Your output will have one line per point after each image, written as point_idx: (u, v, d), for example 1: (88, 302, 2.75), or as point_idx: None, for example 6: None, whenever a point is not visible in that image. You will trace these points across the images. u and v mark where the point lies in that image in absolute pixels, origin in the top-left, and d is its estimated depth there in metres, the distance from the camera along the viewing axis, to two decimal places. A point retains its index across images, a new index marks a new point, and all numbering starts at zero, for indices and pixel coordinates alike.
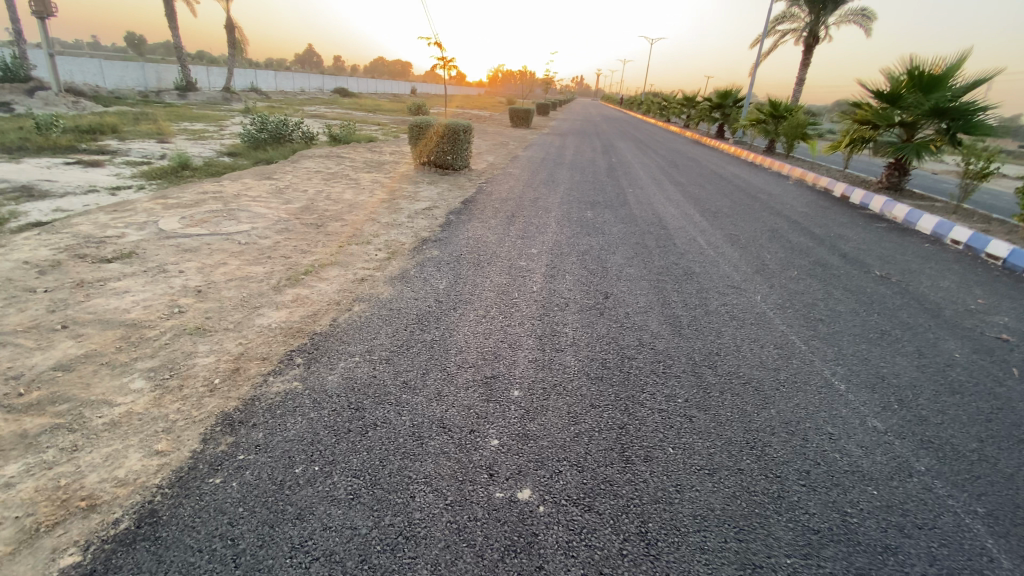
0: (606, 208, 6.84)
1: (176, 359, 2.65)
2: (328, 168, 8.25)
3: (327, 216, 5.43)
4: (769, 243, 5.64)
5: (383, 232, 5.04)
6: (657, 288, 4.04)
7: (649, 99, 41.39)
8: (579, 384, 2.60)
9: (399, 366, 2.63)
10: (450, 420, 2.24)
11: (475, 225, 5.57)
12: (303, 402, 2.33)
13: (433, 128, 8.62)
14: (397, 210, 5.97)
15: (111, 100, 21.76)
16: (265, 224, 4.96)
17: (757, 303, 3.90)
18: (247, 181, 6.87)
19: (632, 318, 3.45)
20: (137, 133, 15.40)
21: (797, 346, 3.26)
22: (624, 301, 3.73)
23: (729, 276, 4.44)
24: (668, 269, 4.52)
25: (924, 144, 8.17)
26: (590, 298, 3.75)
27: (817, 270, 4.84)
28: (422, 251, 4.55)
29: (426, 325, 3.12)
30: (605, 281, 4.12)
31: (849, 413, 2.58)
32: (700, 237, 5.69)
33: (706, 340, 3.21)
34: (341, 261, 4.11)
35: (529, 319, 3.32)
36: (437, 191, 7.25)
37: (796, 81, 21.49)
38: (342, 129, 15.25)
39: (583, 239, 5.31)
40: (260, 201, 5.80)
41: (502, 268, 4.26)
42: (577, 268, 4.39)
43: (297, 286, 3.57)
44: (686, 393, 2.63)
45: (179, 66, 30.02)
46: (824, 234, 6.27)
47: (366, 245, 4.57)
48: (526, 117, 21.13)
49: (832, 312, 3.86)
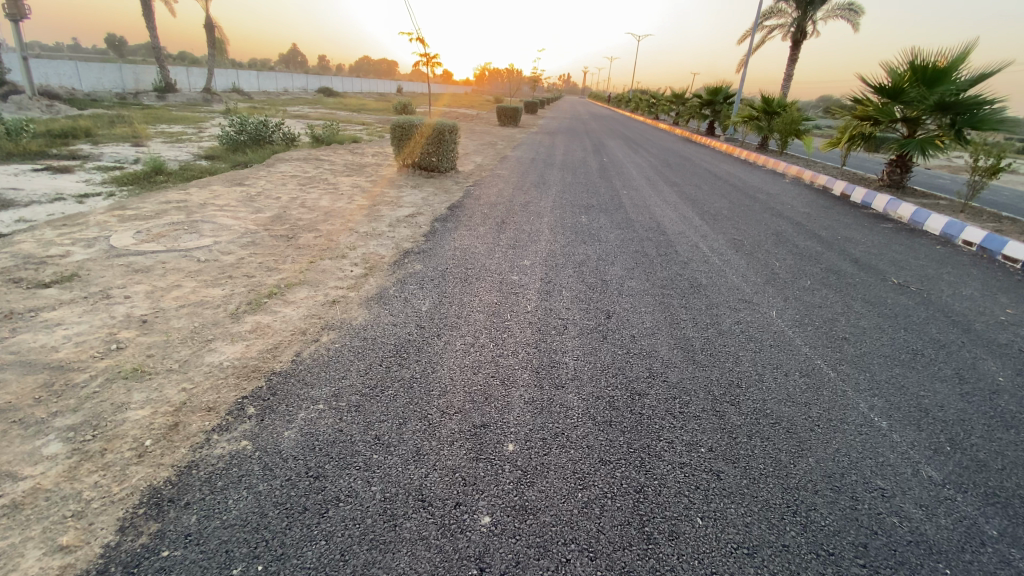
0: (601, 212, 6.46)
1: (105, 412, 2.21)
2: (306, 172, 7.78)
3: (300, 227, 4.99)
4: (775, 248, 5.30)
5: (362, 244, 4.62)
6: (663, 304, 3.66)
7: (637, 98, 41.06)
8: (585, 433, 2.21)
9: (371, 416, 2.22)
10: (431, 490, 1.85)
11: (463, 233, 5.17)
12: (252, 469, 1.92)
13: (417, 129, 8.19)
14: (378, 218, 5.54)
15: (87, 103, 20.99)
16: (232, 237, 4.51)
17: (774, 320, 3.53)
18: (216, 187, 6.40)
19: (638, 342, 3.07)
20: (111, 137, 14.76)
21: (826, 373, 2.90)
22: (629, 321, 3.35)
23: (739, 288, 4.08)
24: (672, 281, 4.15)
25: (928, 139, 7.90)
26: (592, 319, 3.36)
27: (830, 278, 4.50)
28: (404, 265, 4.14)
29: (405, 358, 2.71)
30: (605, 296, 3.74)
31: (900, 462, 2.23)
32: (703, 242, 5.34)
33: (724, 369, 2.84)
34: (311, 280, 3.68)
35: (523, 346, 2.93)
36: (422, 196, 6.82)
37: (784, 77, 21.35)
38: (324, 130, 14.70)
39: (579, 248, 4.92)
40: (228, 212, 5.33)
41: (492, 284, 3.87)
42: (574, 282, 4.00)
43: (258, 313, 3.14)
44: (710, 439, 2.24)
45: (157, 67, 29.18)
46: (831, 237, 5.94)
47: (342, 260, 4.15)
48: (515, 116, 20.71)
49: (856, 329, 3.51)
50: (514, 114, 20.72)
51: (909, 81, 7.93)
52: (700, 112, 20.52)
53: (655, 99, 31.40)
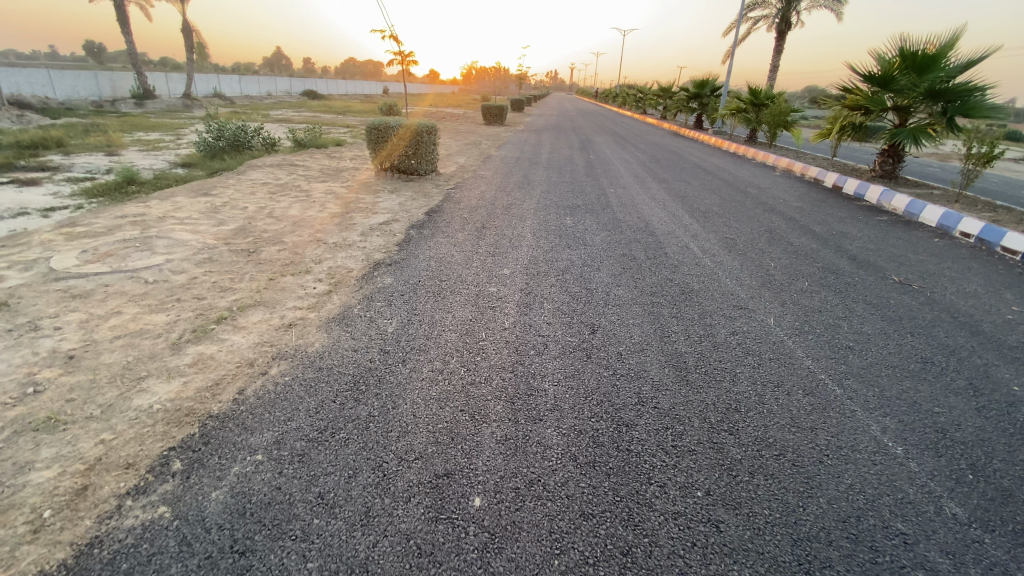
0: (587, 213, 6.17)
1: (4, 475, 1.90)
2: (278, 178, 7.43)
3: (263, 240, 4.66)
4: (769, 246, 5.05)
5: (328, 256, 4.30)
6: (652, 315, 3.38)
7: (623, 94, 40.94)
8: (564, 479, 1.92)
9: (316, 469, 1.93)
10: (379, 566, 1.55)
11: (439, 241, 4.86)
12: (166, 544, 1.62)
13: (393, 130, 7.85)
14: (349, 227, 5.22)
15: (62, 113, 20.39)
16: (187, 254, 4.18)
17: (771, 329, 3.26)
18: (180, 198, 6.05)
19: (626, 361, 2.78)
20: (84, 147, 14.25)
21: (832, 391, 2.63)
22: (616, 336, 3.06)
23: (733, 293, 3.81)
24: (662, 287, 3.88)
25: (920, 128, 7.68)
26: (575, 334, 3.07)
27: (828, 278, 4.24)
28: (372, 279, 3.83)
29: (362, 392, 2.41)
30: (590, 308, 3.46)
31: (920, 498, 1.95)
32: (694, 243, 5.06)
33: (721, 391, 2.56)
34: (267, 301, 3.38)
35: (498, 370, 2.63)
36: (400, 201, 6.50)
37: (770, 68, 21.21)
38: (304, 134, 14.29)
39: (562, 253, 4.63)
40: (187, 225, 4.99)
41: (467, 297, 3.57)
42: (556, 292, 3.71)
43: (202, 343, 2.84)
44: (707, 480, 1.96)
45: (135, 74, 28.48)
46: (826, 232, 5.70)
47: (304, 275, 3.85)
48: (500, 114, 20.37)
49: (859, 336, 3.25)
50: (499, 112, 20.40)
51: (899, 69, 7.72)
52: (688, 105, 20.30)
53: (643, 93, 31.20)
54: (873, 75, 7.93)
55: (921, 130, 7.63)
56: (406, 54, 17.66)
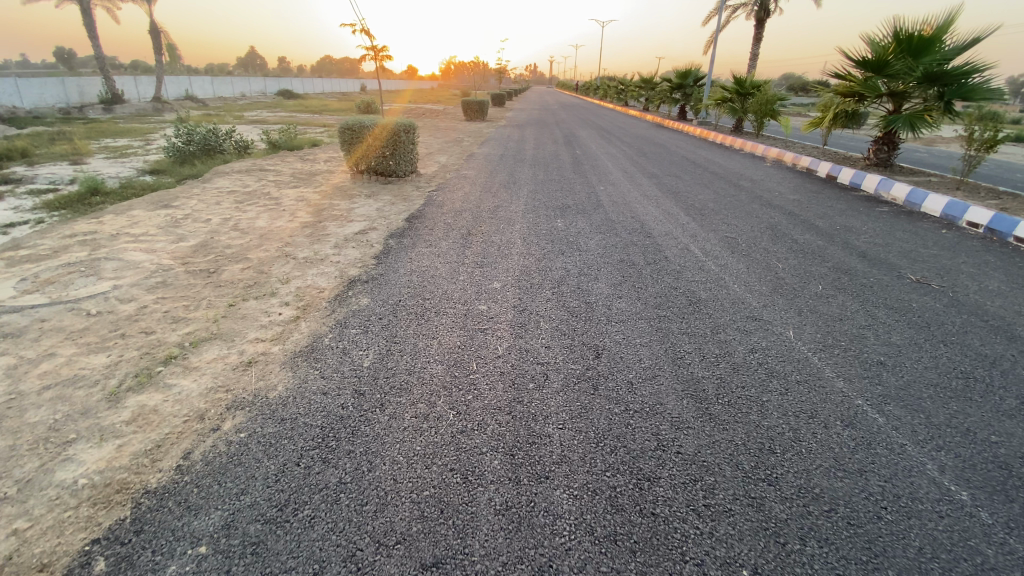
0: (578, 214, 5.83)
1: None
2: (246, 186, 6.94)
3: (225, 257, 4.22)
4: (774, 245, 4.75)
5: (298, 274, 3.88)
6: (660, 331, 3.03)
7: (605, 86, 40.68)
8: (580, 563, 1.56)
9: (273, 566, 1.55)
10: None
11: (422, 251, 4.47)
12: None
13: (368, 130, 7.40)
14: (322, 238, 4.80)
15: (26, 121, 19.42)
16: (138, 277, 3.74)
17: (793, 344, 2.93)
18: (137, 211, 5.57)
19: (638, 392, 2.42)
20: (48, 156, 13.50)
21: (874, 422, 2.32)
22: (623, 360, 2.70)
23: (744, 302, 3.48)
24: (667, 297, 3.54)
25: (917, 114, 7.47)
26: (577, 359, 2.70)
27: (842, 279, 3.95)
28: (346, 300, 3.43)
29: (332, 451, 2.02)
30: (592, 326, 3.10)
31: (1003, 562, 1.63)
32: (694, 244, 4.74)
33: (750, 426, 2.22)
34: (225, 333, 2.97)
35: (491, 411, 2.26)
36: (377, 206, 6.08)
37: (751, 57, 21.07)
38: (279, 136, 13.69)
39: (555, 261, 4.27)
40: (141, 243, 4.52)
41: (454, 318, 3.19)
42: (553, 308, 3.34)
43: (146, 391, 2.43)
44: (753, 554, 1.62)
45: (103, 78, 27.37)
46: (829, 227, 5.42)
47: (270, 299, 3.44)
48: (481, 109, 19.93)
49: (889, 348, 2.95)
50: (480, 108, 19.94)
51: (893, 53, 7.50)
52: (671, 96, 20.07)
53: (625, 85, 30.96)
54: (867, 59, 7.68)
55: (918, 116, 7.42)
56: (379, 49, 17.04)
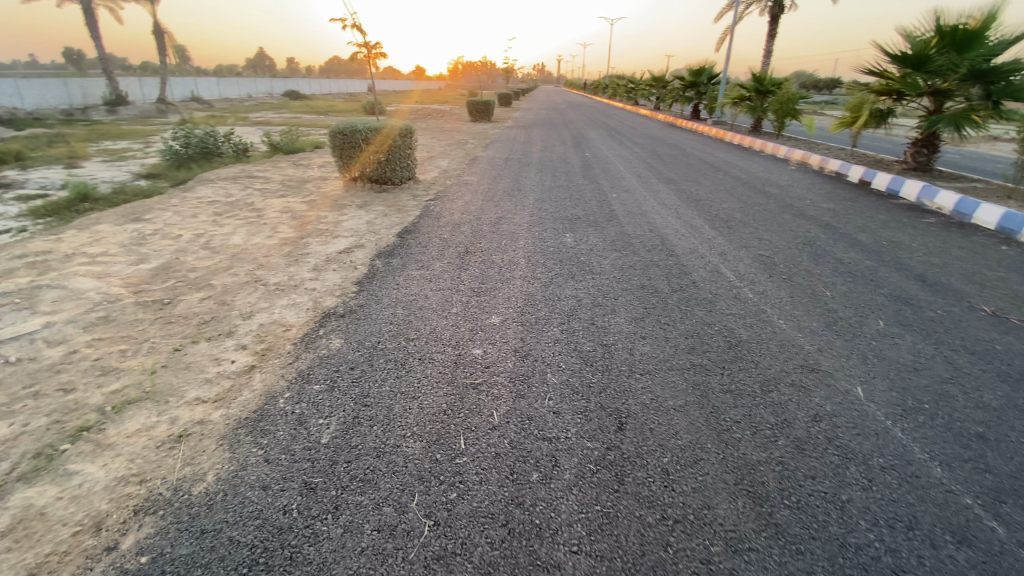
0: (589, 227, 5.25)
1: None
2: (229, 195, 6.41)
3: (186, 284, 3.68)
4: (816, 266, 4.15)
5: (264, 305, 3.32)
6: (698, 389, 2.43)
7: (615, 83, 39.95)
8: None
9: None
10: None
11: (413, 274, 3.91)
12: None
13: (361, 135, 6.81)
14: (301, 258, 4.26)
15: (26, 122, 19.04)
16: (78, 311, 3.21)
17: (866, 410, 2.33)
18: (104, 226, 5.06)
19: (677, 490, 1.83)
20: (44, 159, 13.08)
21: (992, 534, 1.72)
22: (654, 434, 2.11)
23: (794, 345, 2.88)
24: (702, 336, 2.96)
25: (962, 114, 6.78)
26: (593, 432, 2.12)
27: (904, 312, 3.34)
28: (314, 342, 2.86)
29: None
30: (611, 377, 2.51)
31: None
32: (725, 265, 4.13)
33: (833, 548, 1.62)
34: (160, 391, 2.42)
35: (480, 523, 1.68)
36: (368, 218, 5.53)
37: (765, 54, 20.36)
38: (279, 137, 13.16)
39: (564, 287, 3.69)
40: (96, 266, 4.00)
41: (442, 366, 2.61)
42: (562, 353, 2.74)
43: (40, 484, 1.89)
44: None
45: (108, 80, 27.11)
46: (874, 242, 4.80)
47: (226, 340, 2.89)
48: (487, 109, 19.37)
49: (985, 412, 2.34)
50: (486, 108, 19.41)
51: (934, 47, 6.85)
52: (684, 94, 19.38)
53: (636, 83, 30.30)
54: (905, 54, 7.02)
55: (964, 116, 6.75)
56: (373, 48, 16.49)
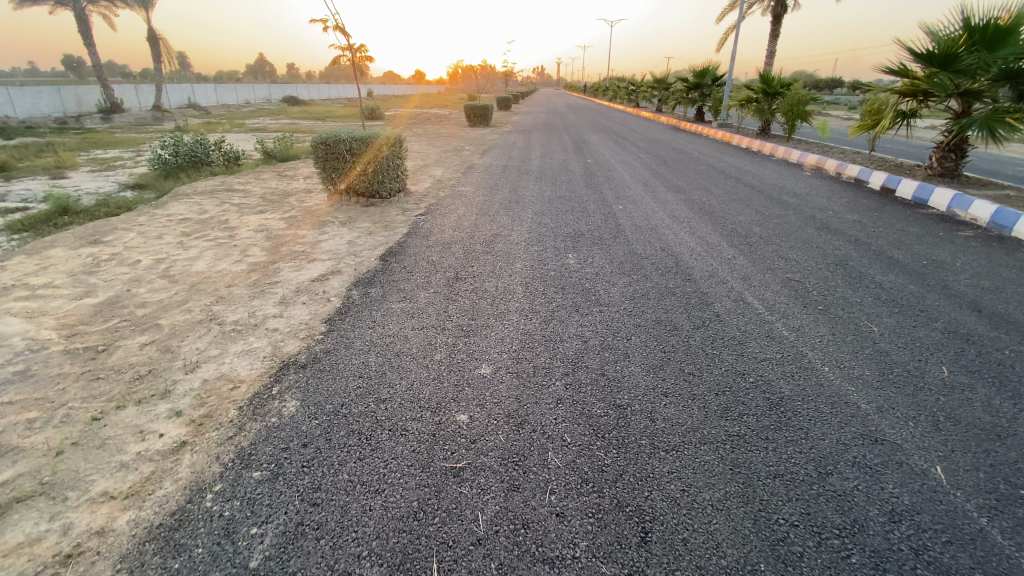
0: (594, 246, 4.75)
1: None
2: (204, 212, 5.93)
3: (131, 323, 3.19)
4: (853, 292, 3.64)
5: (215, 354, 2.82)
6: (740, 476, 1.91)
7: (615, 87, 39.50)
8: None
9: None
10: None
11: (393, 308, 3.41)
12: None
13: (345, 145, 6.34)
14: (269, 288, 3.76)
15: (16, 131, 18.61)
16: None
17: (953, 503, 1.83)
18: (58, 250, 4.58)
19: None
20: (29, 169, 12.62)
21: None
22: (687, 551, 1.60)
23: (848, 404, 2.37)
24: (735, 392, 2.45)
25: (995, 115, 6.28)
26: (607, 549, 1.60)
27: (968, 354, 2.83)
28: (264, 406, 2.35)
29: None
30: (628, 458, 1.99)
31: None
32: (751, 292, 3.62)
33: None
34: (60, 483, 1.92)
35: None
36: (351, 238, 5.04)
37: (768, 54, 19.86)
38: (272, 145, 12.71)
39: (567, 324, 3.18)
40: (34, 301, 3.51)
41: (418, 441, 2.10)
42: (566, 420, 2.23)
43: None
44: None
45: (102, 88, 26.75)
46: (913, 262, 4.29)
47: (159, 403, 2.39)
48: (485, 114, 18.95)
49: None
50: (484, 112, 18.97)
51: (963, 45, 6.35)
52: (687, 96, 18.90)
53: (637, 86, 29.81)
54: (931, 52, 6.53)
55: (997, 118, 6.24)
56: (360, 51, 16.12)
